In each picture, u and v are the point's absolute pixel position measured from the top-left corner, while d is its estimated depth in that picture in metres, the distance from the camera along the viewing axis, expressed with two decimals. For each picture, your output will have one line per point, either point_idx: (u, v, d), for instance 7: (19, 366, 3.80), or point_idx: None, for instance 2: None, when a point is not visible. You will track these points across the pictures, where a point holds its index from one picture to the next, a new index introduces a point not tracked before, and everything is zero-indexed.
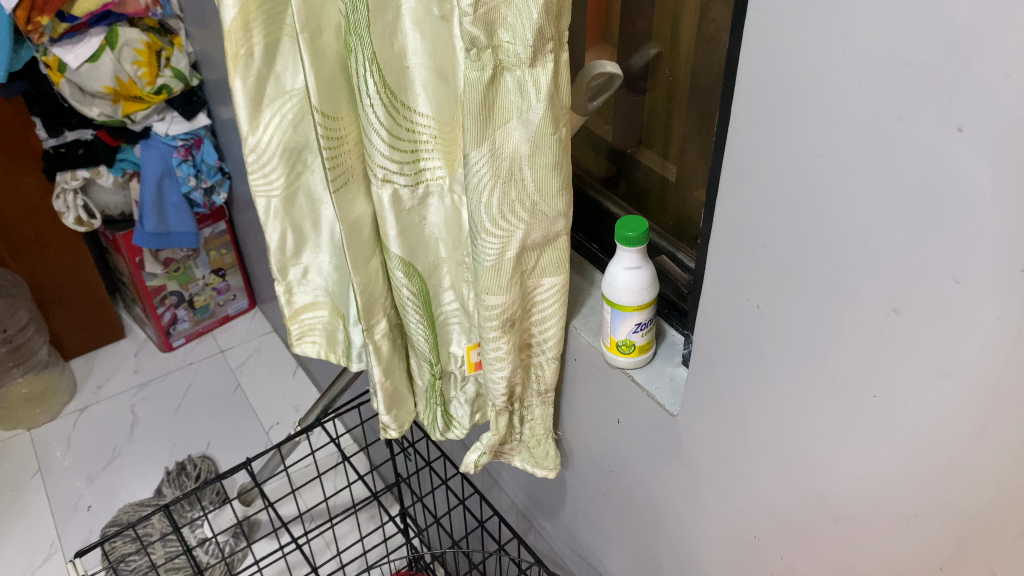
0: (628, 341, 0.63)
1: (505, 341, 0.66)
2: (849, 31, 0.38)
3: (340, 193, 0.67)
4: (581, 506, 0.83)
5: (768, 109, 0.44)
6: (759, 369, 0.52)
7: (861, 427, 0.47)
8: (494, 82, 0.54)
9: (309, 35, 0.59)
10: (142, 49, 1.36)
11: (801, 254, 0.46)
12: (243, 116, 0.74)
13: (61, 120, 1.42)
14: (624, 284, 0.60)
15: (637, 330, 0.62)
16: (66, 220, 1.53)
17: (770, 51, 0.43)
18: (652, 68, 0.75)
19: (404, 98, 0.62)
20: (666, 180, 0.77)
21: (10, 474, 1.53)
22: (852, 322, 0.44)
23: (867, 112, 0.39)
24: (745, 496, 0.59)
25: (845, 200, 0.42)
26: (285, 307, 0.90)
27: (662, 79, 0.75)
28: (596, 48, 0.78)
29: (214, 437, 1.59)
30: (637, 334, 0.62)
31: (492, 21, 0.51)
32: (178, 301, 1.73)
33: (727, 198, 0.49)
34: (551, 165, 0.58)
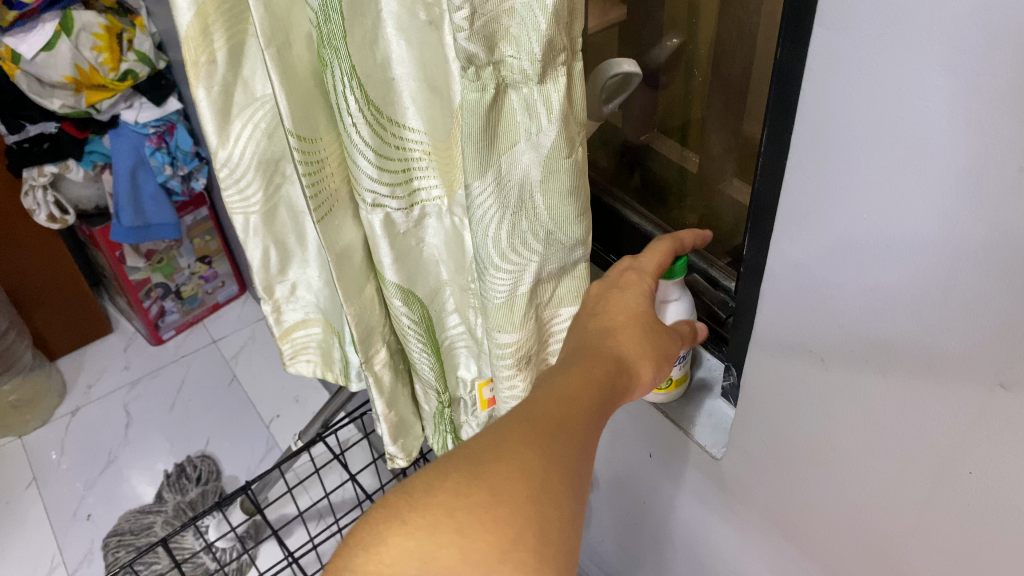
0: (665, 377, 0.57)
1: (520, 378, 0.60)
2: (954, 62, 0.30)
3: (325, 222, 0.59)
4: (612, 528, 0.78)
5: (839, 141, 0.37)
6: (824, 423, 0.47)
7: (950, 500, 0.41)
8: (497, 102, 0.46)
9: (275, 49, 0.50)
10: (101, 34, 1.26)
11: (881, 313, 0.39)
12: (210, 129, 0.66)
13: (22, 113, 1.30)
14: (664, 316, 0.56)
15: (674, 362, 0.56)
16: (37, 218, 1.43)
17: (845, 76, 0.35)
18: (671, 56, 0.67)
19: (391, 113, 0.54)
20: (686, 172, 0.70)
21: (4, 486, 1.47)
22: (944, 391, 0.38)
23: (974, 160, 0.31)
24: (806, 543, 0.54)
25: (940, 258, 0.35)
26: (273, 328, 0.81)
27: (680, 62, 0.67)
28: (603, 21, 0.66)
29: (213, 434, 1.54)
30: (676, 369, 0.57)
31: (492, 33, 0.43)
32: (165, 293, 1.65)
33: (787, 239, 0.43)
34: (568, 193, 0.49)
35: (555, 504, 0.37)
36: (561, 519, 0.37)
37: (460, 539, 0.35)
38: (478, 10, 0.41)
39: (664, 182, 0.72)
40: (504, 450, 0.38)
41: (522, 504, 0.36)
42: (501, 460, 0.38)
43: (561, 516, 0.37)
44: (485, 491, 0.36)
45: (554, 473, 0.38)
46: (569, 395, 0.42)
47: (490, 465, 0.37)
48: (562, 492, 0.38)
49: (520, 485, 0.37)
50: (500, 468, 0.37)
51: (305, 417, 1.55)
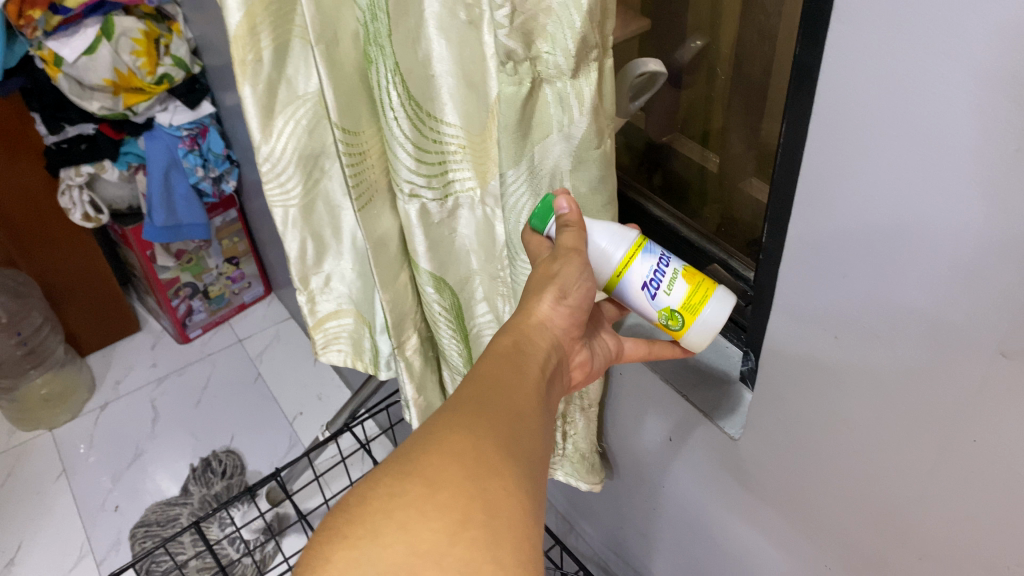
0: (669, 308, 0.52)
1: None
2: (961, 51, 0.33)
3: (365, 211, 0.62)
4: (631, 514, 0.81)
5: (852, 129, 0.40)
6: (836, 400, 0.49)
7: (955, 469, 0.44)
8: (532, 96, 0.49)
9: (325, 47, 0.54)
10: (140, 39, 1.30)
11: (891, 290, 0.42)
12: (254, 125, 0.70)
13: (61, 115, 1.36)
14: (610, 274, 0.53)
15: (656, 281, 0.52)
16: (72, 216, 1.48)
17: (859, 68, 0.38)
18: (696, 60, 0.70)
19: (429, 108, 0.58)
20: (706, 171, 0.73)
21: (35, 477, 1.51)
22: (952, 362, 0.41)
23: (978, 142, 0.34)
24: (818, 519, 0.57)
25: (947, 233, 0.38)
26: (307, 317, 0.85)
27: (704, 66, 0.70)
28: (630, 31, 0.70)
29: (238, 430, 1.57)
30: (661, 293, 0.52)
31: (529, 31, 0.46)
32: (192, 292, 1.69)
33: (803, 223, 0.46)
34: (596, 181, 0.53)
35: (494, 474, 0.41)
36: (503, 488, 0.40)
37: (407, 534, 0.37)
38: (518, 9, 0.45)
39: (684, 180, 0.74)
40: (434, 445, 0.41)
41: (463, 481, 0.40)
42: (432, 452, 0.41)
43: (506, 481, 0.41)
44: (421, 482, 0.39)
45: (487, 450, 0.42)
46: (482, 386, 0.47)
47: (422, 458, 0.41)
48: (496, 461, 0.41)
49: (454, 467, 0.40)
50: (434, 459, 0.40)
51: (327, 414, 1.59)
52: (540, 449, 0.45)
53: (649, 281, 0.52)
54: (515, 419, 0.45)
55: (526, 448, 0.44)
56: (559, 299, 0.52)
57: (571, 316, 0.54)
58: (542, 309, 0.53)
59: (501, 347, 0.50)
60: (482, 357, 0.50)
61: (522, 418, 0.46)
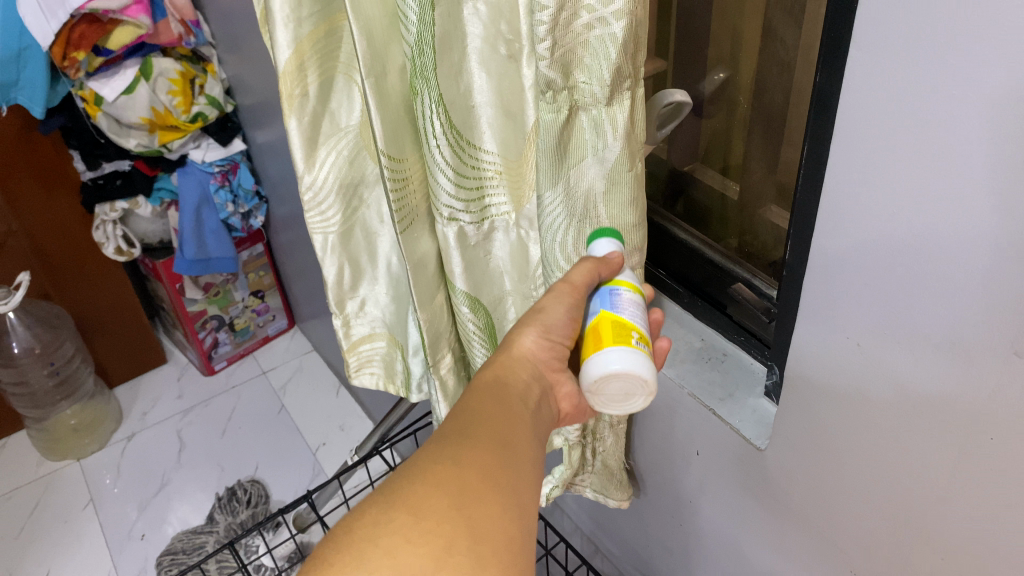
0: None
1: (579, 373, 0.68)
2: (970, 72, 0.37)
3: (406, 233, 0.66)
4: (659, 532, 0.83)
5: (871, 147, 0.43)
6: (858, 405, 0.52)
7: (973, 467, 0.46)
8: (569, 122, 0.53)
9: (373, 80, 0.58)
10: (176, 79, 1.36)
11: (910, 298, 0.45)
12: (299, 155, 0.74)
13: (99, 152, 1.42)
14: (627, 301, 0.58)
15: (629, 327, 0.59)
16: (105, 250, 1.52)
17: (877, 90, 0.41)
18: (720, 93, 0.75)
19: (469, 137, 0.62)
20: (727, 198, 0.77)
21: (62, 506, 1.53)
22: (968, 363, 0.44)
23: (987, 155, 0.38)
24: (841, 527, 0.59)
25: (960, 241, 0.41)
26: (342, 340, 0.88)
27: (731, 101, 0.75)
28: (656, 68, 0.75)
29: (262, 460, 1.59)
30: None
31: (568, 62, 0.50)
32: (219, 325, 1.73)
33: (826, 235, 0.49)
34: (628, 202, 0.56)
35: (475, 502, 0.47)
36: (486, 516, 0.47)
37: (392, 559, 0.43)
38: (558, 42, 0.49)
39: (706, 207, 0.78)
40: (422, 476, 0.48)
41: (449, 508, 0.46)
42: (419, 481, 0.47)
43: (489, 505, 0.47)
44: (406, 511, 0.46)
45: (470, 478, 0.48)
46: (471, 417, 0.53)
47: (409, 489, 0.47)
48: (479, 487, 0.48)
49: (438, 496, 0.47)
50: (420, 490, 0.47)
51: (349, 445, 1.61)
52: (525, 470, 0.51)
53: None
54: (497, 445, 0.51)
55: (510, 471, 0.50)
56: (542, 335, 0.59)
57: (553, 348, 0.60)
58: (525, 342, 0.59)
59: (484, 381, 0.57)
60: (469, 391, 0.57)
61: (505, 443, 0.52)
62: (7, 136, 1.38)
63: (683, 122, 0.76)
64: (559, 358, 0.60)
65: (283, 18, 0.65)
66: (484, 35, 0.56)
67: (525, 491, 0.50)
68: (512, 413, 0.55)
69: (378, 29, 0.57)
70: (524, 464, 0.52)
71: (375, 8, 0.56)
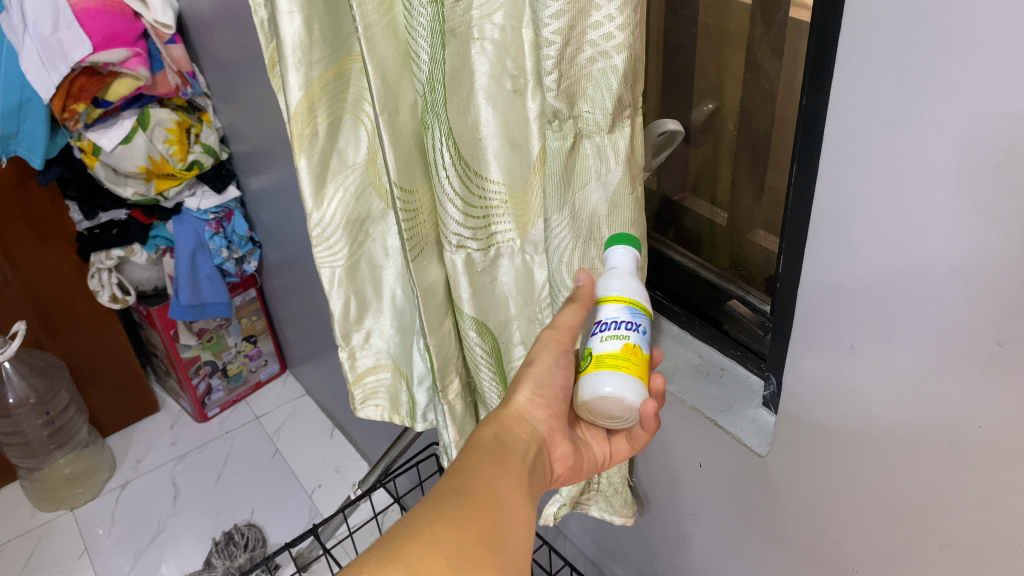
0: (589, 351, 0.58)
1: None
2: (945, 88, 0.42)
3: (417, 261, 0.70)
4: (663, 546, 0.86)
5: (858, 160, 0.48)
6: (853, 406, 0.56)
7: (964, 457, 0.50)
8: (574, 149, 0.57)
9: (387, 116, 0.62)
10: (173, 128, 1.40)
11: (899, 300, 0.49)
12: (308, 192, 0.77)
13: (95, 202, 1.45)
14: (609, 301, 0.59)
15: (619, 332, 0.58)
16: (100, 298, 1.55)
17: (862, 109, 0.46)
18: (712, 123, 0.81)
19: (476, 168, 0.65)
20: (716, 225, 0.82)
21: (57, 556, 1.52)
22: (954, 356, 0.47)
23: (964, 161, 0.42)
24: (842, 527, 0.62)
25: (942, 240, 0.45)
26: (348, 372, 0.91)
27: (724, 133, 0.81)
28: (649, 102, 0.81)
29: (258, 504, 1.59)
30: (598, 337, 0.57)
31: (573, 93, 0.54)
32: (212, 371, 1.74)
33: (818, 245, 0.53)
34: (629, 224, 0.61)
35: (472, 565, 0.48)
36: None
37: None
38: (564, 74, 0.53)
39: (696, 234, 0.83)
40: (423, 534, 0.48)
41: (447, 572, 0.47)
42: (416, 540, 0.48)
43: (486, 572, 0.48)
44: (405, 569, 0.46)
45: (467, 541, 0.49)
46: (472, 474, 0.54)
47: (406, 548, 0.47)
48: (478, 552, 0.49)
49: (437, 557, 0.47)
50: (418, 549, 0.47)
51: (345, 486, 1.62)
52: (521, 535, 0.52)
53: (602, 324, 0.57)
54: (495, 509, 0.52)
55: (506, 537, 0.51)
56: (535, 393, 0.62)
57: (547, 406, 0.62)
58: (520, 402, 0.61)
59: (482, 439, 0.58)
60: (467, 447, 0.58)
61: (503, 506, 0.53)
62: (6, 187, 1.41)
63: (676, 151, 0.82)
64: (552, 417, 0.63)
65: (294, 62, 0.68)
66: (491, 72, 0.60)
67: (519, 559, 0.51)
68: (511, 471, 0.56)
69: (390, 68, 0.61)
70: (520, 529, 0.53)
71: (388, 49, 0.60)
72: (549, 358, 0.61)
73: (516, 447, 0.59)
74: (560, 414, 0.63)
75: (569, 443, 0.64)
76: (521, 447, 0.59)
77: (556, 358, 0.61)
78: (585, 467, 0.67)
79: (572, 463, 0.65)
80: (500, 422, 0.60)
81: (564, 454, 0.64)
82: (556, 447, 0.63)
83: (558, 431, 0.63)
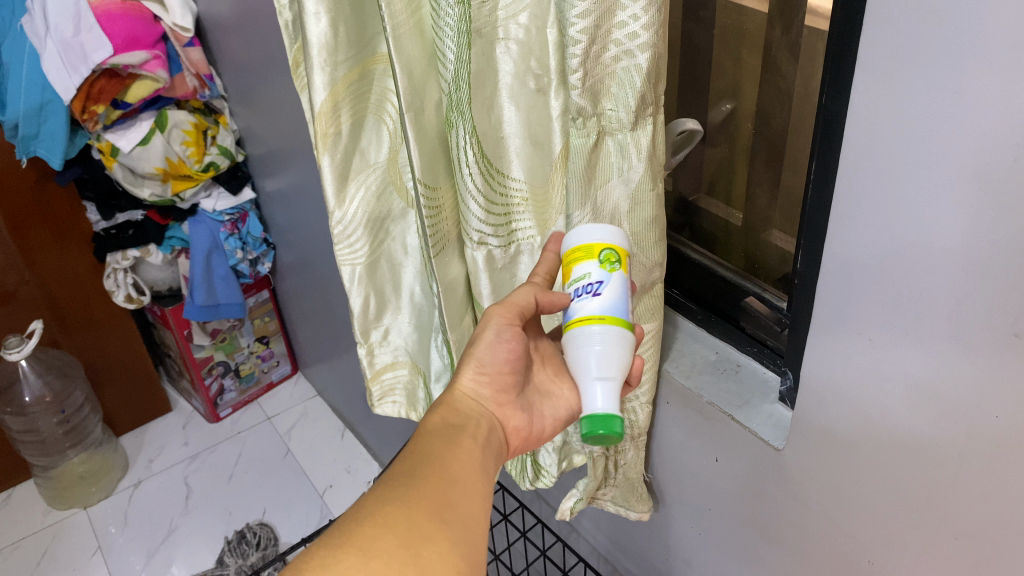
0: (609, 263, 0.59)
1: None
2: (963, 83, 0.43)
3: (439, 257, 0.71)
4: (676, 541, 0.87)
5: (879, 157, 0.49)
6: (871, 398, 0.57)
7: (980, 447, 0.50)
8: (597, 147, 0.60)
9: (413, 114, 0.63)
10: (190, 130, 1.41)
11: (917, 293, 0.50)
12: (331, 191, 0.78)
13: (113, 203, 1.47)
14: (599, 361, 0.57)
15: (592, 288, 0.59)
16: (116, 298, 1.57)
17: (883, 106, 0.47)
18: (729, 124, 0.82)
19: (499, 166, 0.66)
20: (731, 225, 0.83)
21: (70, 554, 1.53)
22: (972, 349, 0.48)
23: (983, 157, 0.43)
24: (857, 519, 0.63)
25: (959, 235, 0.46)
26: (366, 368, 0.91)
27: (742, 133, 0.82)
28: (670, 104, 0.83)
29: (269, 504, 1.60)
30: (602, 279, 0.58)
31: (597, 91, 0.57)
32: (225, 371, 1.76)
33: (836, 240, 0.54)
34: (650, 218, 0.64)
35: (422, 539, 0.51)
36: (434, 552, 0.50)
37: None
38: (589, 73, 0.56)
39: (711, 233, 0.84)
40: (373, 516, 0.51)
41: (397, 549, 0.50)
42: (367, 523, 0.51)
43: (437, 544, 0.51)
44: (356, 551, 0.49)
45: (418, 518, 0.52)
46: (422, 453, 0.58)
47: (358, 531, 0.50)
48: (429, 526, 0.52)
49: (389, 535, 0.50)
50: (370, 530, 0.50)
51: (356, 487, 1.63)
52: (473, 508, 0.56)
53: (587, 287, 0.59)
54: (447, 484, 0.55)
55: (457, 511, 0.54)
56: (478, 371, 0.65)
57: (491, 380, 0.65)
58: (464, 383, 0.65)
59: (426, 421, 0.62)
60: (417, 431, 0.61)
61: (454, 481, 0.56)
62: (23, 187, 1.42)
63: (694, 150, 0.83)
64: (499, 392, 0.66)
65: (320, 62, 0.69)
66: (515, 72, 0.62)
67: (472, 528, 0.54)
68: (460, 449, 0.59)
69: (416, 68, 0.63)
70: (472, 503, 0.56)
71: (415, 48, 0.62)
72: (491, 334, 0.64)
73: (461, 423, 0.62)
74: (505, 388, 0.66)
75: (523, 414, 0.67)
76: (467, 423, 0.62)
77: (498, 335, 0.64)
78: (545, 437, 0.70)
79: (528, 432, 0.68)
80: (447, 405, 0.63)
81: (520, 427, 0.67)
82: (509, 421, 0.66)
83: (505, 403, 0.66)
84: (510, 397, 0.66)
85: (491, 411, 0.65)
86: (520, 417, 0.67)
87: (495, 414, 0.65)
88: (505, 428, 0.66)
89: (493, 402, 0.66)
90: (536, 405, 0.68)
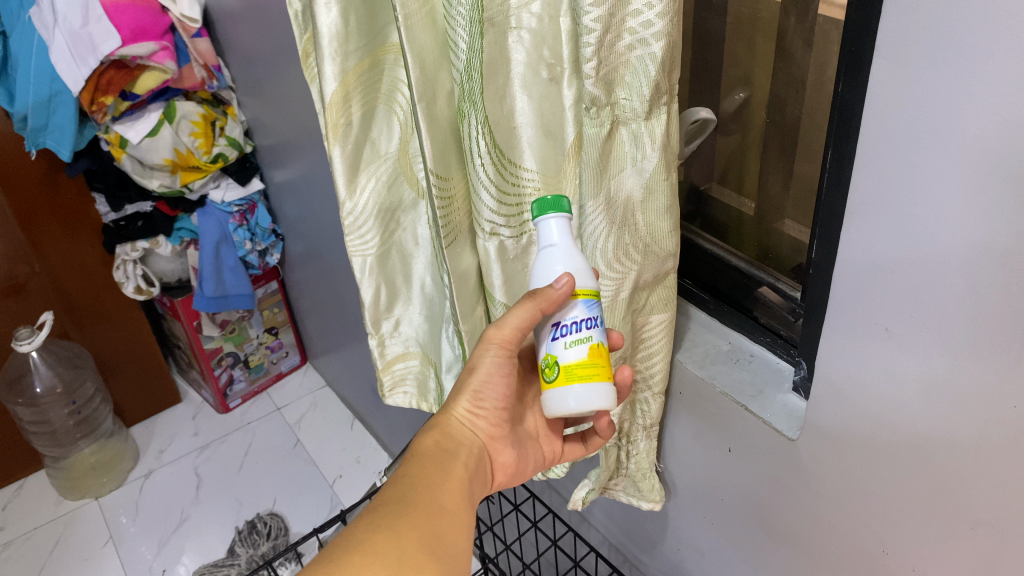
0: (554, 360, 0.58)
1: None
2: (984, 70, 0.42)
3: (451, 247, 0.71)
4: (687, 531, 0.87)
5: (897, 142, 0.48)
6: (886, 385, 0.56)
7: (997, 435, 0.50)
8: (610, 136, 0.60)
9: (425, 104, 0.63)
10: (198, 121, 1.41)
11: (934, 282, 0.50)
12: (341, 181, 0.77)
13: (122, 194, 1.47)
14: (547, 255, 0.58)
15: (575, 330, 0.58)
16: (126, 290, 1.57)
17: (900, 94, 0.47)
18: (741, 114, 0.82)
19: (511, 156, 0.66)
20: (743, 215, 0.83)
21: (83, 543, 1.54)
22: (988, 336, 0.48)
23: (1003, 141, 0.43)
24: (870, 508, 0.63)
25: (979, 221, 0.46)
26: (377, 359, 0.91)
27: (754, 122, 0.82)
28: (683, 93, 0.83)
29: (280, 494, 1.61)
30: (562, 343, 0.58)
31: (611, 80, 0.57)
32: (234, 362, 1.76)
33: (851, 229, 0.54)
34: (664, 208, 0.64)
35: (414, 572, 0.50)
36: None
37: None
38: (602, 62, 0.56)
39: (723, 223, 0.84)
40: (365, 544, 0.51)
41: None
42: (358, 552, 0.50)
43: None
44: None
45: (409, 549, 0.52)
46: (418, 480, 0.57)
47: (349, 560, 0.49)
48: (421, 559, 0.51)
49: (378, 567, 0.50)
50: (360, 560, 0.50)
51: (366, 477, 1.63)
52: (462, 542, 0.56)
53: (563, 328, 0.58)
54: (438, 514, 0.55)
55: (449, 545, 0.54)
56: (475, 403, 0.65)
57: (485, 405, 0.65)
58: (459, 411, 0.65)
59: (424, 447, 0.62)
60: (412, 457, 0.61)
61: (444, 510, 0.56)
62: (33, 179, 1.42)
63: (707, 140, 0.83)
64: (492, 426, 0.66)
65: (331, 52, 0.69)
66: (527, 61, 0.61)
67: (459, 561, 0.54)
68: (453, 480, 0.60)
69: (428, 57, 0.62)
70: (462, 536, 0.56)
71: (426, 37, 0.61)
72: (489, 368, 0.63)
73: (456, 454, 0.62)
74: (501, 419, 0.66)
75: (512, 449, 0.68)
76: (461, 454, 0.63)
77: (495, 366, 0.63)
78: (527, 471, 0.71)
79: (514, 469, 0.69)
80: (442, 427, 0.63)
81: (507, 462, 0.68)
82: (498, 454, 0.67)
83: (497, 432, 0.66)
84: (502, 430, 0.66)
85: (483, 444, 0.66)
86: (508, 453, 0.68)
87: (487, 445, 0.66)
88: (494, 462, 0.67)
89: (487, 433, 0.66)
90: (524, 444, 0.70)
